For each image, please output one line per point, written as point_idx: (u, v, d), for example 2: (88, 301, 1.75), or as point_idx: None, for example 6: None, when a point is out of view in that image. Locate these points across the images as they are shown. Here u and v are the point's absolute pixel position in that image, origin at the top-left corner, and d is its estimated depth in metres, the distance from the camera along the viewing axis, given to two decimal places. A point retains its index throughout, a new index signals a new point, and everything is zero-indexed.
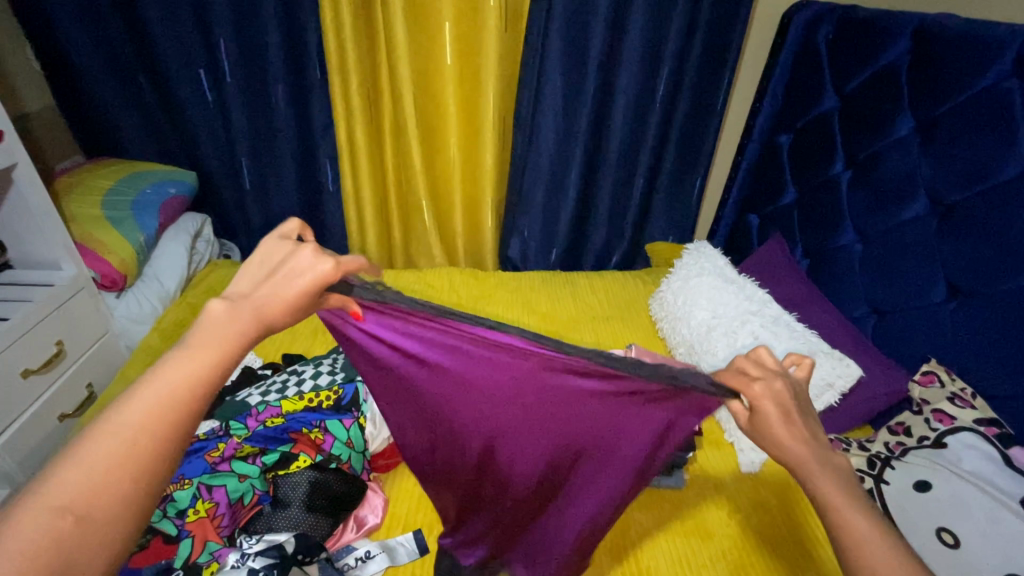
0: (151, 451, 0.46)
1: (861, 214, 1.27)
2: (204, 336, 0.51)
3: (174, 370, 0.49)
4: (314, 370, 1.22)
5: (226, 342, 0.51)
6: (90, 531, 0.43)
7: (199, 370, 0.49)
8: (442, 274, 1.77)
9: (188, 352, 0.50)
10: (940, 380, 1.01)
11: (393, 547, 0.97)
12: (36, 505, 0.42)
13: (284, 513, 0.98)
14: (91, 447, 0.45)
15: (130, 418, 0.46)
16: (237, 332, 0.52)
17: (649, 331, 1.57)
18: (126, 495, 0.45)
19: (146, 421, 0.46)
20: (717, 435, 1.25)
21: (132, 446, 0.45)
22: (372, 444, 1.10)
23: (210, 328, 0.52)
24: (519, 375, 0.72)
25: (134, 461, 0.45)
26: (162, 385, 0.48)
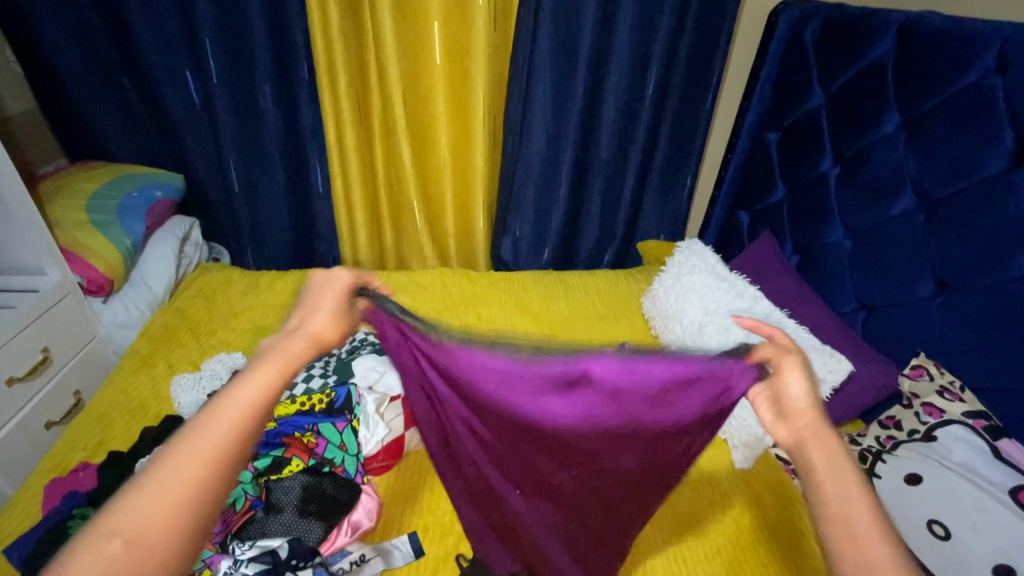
0: (199, 476, 0.50)
1: (849, 210, 1.29)
2: (262, 365, 0.57)
3: (226, 404, 0.54)
4: (307, 374, 1.23)
5: (280, 370, 0.57)
6: (141, 551, 0.46)
7: (248, 402, 0.54)
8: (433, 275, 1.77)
9: (245, 381, 0.56)
10: (929, 374, 1.03)
11: (388, 550, 0.96)
12: (98, 529, 0.46)
13: (276, 518, 0.95)
14: (154, 474, 0.49)
15: (189, 447, 0.51)
16: (292, 357, 0.59)
17: (642, 329, 1.57)
18: (174, 522, 0.48)
19: (198, 451, 0.51)
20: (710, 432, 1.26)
21: (190, 471, 0.50)
22: (366, 447, 1.08)
23: (269, 357, 0.59)
24: (538, 415, 0.73)
25: (185, 487, 0.49)
26: (217, 415, 0.53)
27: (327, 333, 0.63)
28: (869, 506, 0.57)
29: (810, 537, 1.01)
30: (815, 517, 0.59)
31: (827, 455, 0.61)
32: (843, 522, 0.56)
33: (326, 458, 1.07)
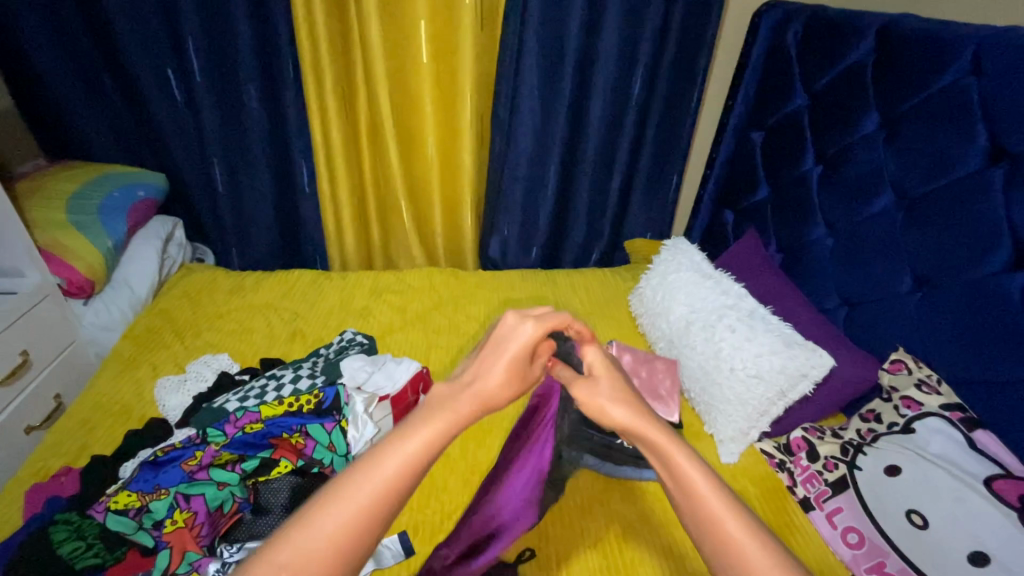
0: (362, 518, 0.46)
1: (831, 209, 1.31)
2: (434, 406, 0.54)
3: (393, 454, 0.49)
4: (294, 374, 1.22)
5: (457, 414, 0.53)
6: None
7: (411, 453, 0.49)
8: (421, 274, 1.76)
9: (422, 420, 0.52)
10: (908, 368, 1.05)
11: (378, 550, 0.95)
12: (273, 555, 0.44)
13: (264, 520, 0.96)
14: (329, 507, 0.46)
15: (358, 494, 0.47)
16: (464, 407, 0.54)
17: (630, 326, 1.58)
18: (332, 559, 0.45)
19: (375, 488, 0.47)
20: (697, 428, 1.28)
21: (352, 515, 0.46)
22: (355, 447, 1.08)
23: (438, 400, 0.55)
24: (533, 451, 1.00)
25: (351, 524, 0.46)
26: (399, 453, 0.49)
27: (497, 386, 0.57)
28: (710, 489, 0.53)
29: (796, 534, 1.03)
30: (681, 517, 0.54)
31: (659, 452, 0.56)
32: (702, 513, 0.52)
33: (315, 458, 1.05)
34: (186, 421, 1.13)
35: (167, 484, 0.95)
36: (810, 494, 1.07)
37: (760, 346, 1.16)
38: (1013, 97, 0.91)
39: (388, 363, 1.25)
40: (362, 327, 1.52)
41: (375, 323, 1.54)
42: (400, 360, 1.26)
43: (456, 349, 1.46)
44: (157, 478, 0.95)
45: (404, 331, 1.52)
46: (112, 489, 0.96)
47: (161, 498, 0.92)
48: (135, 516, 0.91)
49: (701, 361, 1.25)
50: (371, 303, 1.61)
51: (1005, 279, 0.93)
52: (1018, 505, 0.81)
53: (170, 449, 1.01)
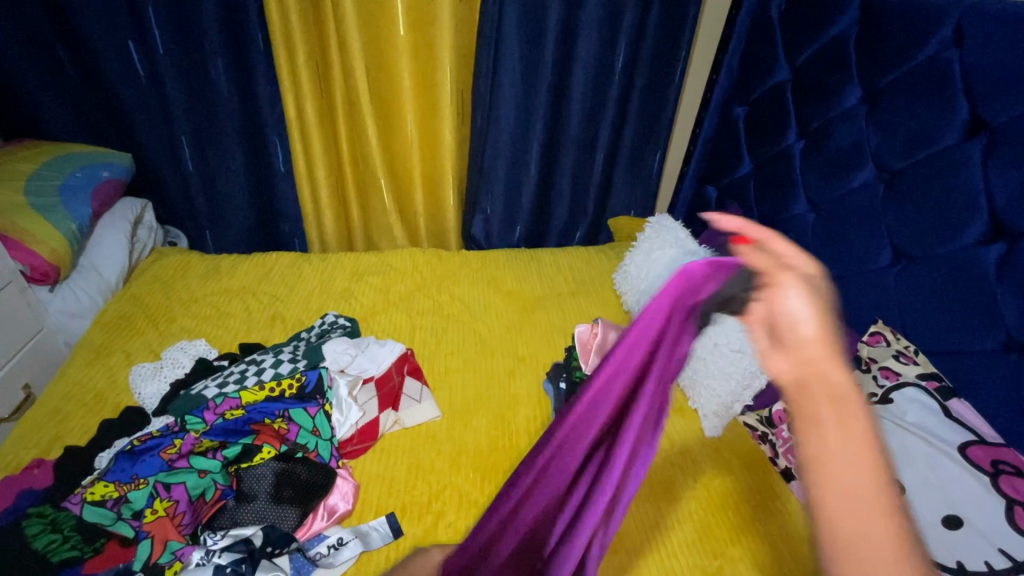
0: None
1: (813, 183, 1.32)
2: None
3: None
4: (275, 359, 1.19)
5: None
6: None
7: None
8: (403, 255, 1.72)
9: None
10: (886, 340, 1.07)
11: (365, 532, 0.93)
12: None
13: (251, 506, 0.93)
14: None
15: None
16: None
17: (614, 305, 1.58)
18: None
19: None
20: (681, 403, 1.30)
21: None
22: (339, 431, 1.09)
23: None
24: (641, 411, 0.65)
25: None
26: None
27: None
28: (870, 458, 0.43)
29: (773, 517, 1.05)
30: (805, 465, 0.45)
31: (830, 391, 0.45)
32: (838, 472, 0.42)
33: (299, 446, 1.04)
34: (164, 408, 1.10)
35: (144, 473, 0.92)
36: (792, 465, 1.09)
37: None
38: (992, 67, 0.92)
39: (371, 346, 1.25)
40: (345, 310, 1.49)
41: (356, 306, 1.51)
42: (383, 342, 1.26)
43: (441, 331, 1.44)
44: (134, 467, 0.92)
45: (387, 313, 1.49)
46: (87, 480, 0.93)
47: (138, 488, 0.90)
48: (113, 506, 0.88)
49: None
50: (353, 286, 1.58)
51: (981, 250, 0.94)
52: (990, 470, 0.84)
53: (147, 437, 0.98)
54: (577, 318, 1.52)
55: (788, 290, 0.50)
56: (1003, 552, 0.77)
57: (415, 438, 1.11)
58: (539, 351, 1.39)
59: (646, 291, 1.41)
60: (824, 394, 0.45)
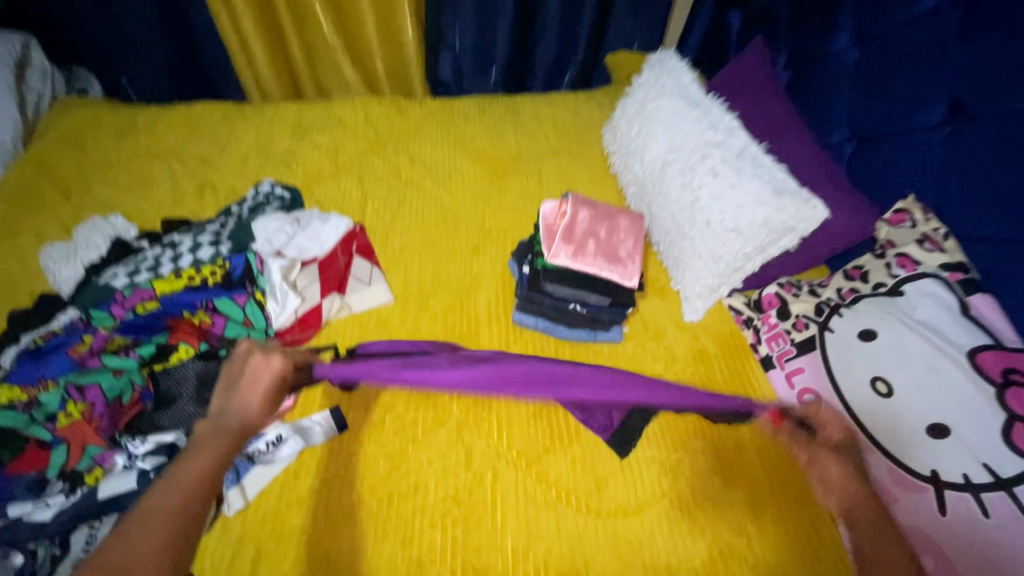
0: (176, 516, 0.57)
1: (867, 8, 1.02)
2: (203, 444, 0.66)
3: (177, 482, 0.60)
4: (194, 242, 1.01)
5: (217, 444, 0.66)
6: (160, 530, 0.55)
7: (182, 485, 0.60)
8: (355, 105, 1.47)
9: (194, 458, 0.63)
10: (912, 220, 0.91)
11: (306, 428, 0.88)
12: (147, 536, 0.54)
13: (174, 411, 0.82)
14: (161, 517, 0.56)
15: (156, 511, 0.57)
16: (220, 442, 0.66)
17: (600, 168, 1.36)
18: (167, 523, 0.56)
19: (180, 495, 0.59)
20: (662, 283, 1.16)
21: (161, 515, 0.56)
22: (277, 320, 0.95)
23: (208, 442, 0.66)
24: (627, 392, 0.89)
25: (174, 514, 0.57)
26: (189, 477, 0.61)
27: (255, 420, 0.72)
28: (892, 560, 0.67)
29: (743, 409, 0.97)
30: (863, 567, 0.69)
31: (856, 499, 0.74)
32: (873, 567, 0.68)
33: (225, 340, 0.92)
34: (74, 298, 0.96)
35: (53, 374, 0.82)
36: (774, 352, 1.01)
37: (745, 196, 0.97)
38: None
39: (313, 224, 1.11)
40: (285, 176, 1.28)
41: (298, 171, 1.30)
42: (327, 218, 1.12)
43: (399, 200, 1.26)
44: (41, 369, 0.82)
45: (335, 179, 1.29)
46: None
47: (49, 390, 0.80)
48: (25, 410, 0.79)
49: (674, 212, 1.09)
50: (296, 146, 1.35)
51: None
52: (999, 380, 0.73)
53: (52, 337, 0.87)
54: (554, 184, 1.31)
55: (812, 449, 0.81)
56: (986, 467, 0.70)
57: (365, 325, 1.04)
58: (506, 224, 1.22)
59: (637, 152, 1.20)
60: (872, 522, 0.71)
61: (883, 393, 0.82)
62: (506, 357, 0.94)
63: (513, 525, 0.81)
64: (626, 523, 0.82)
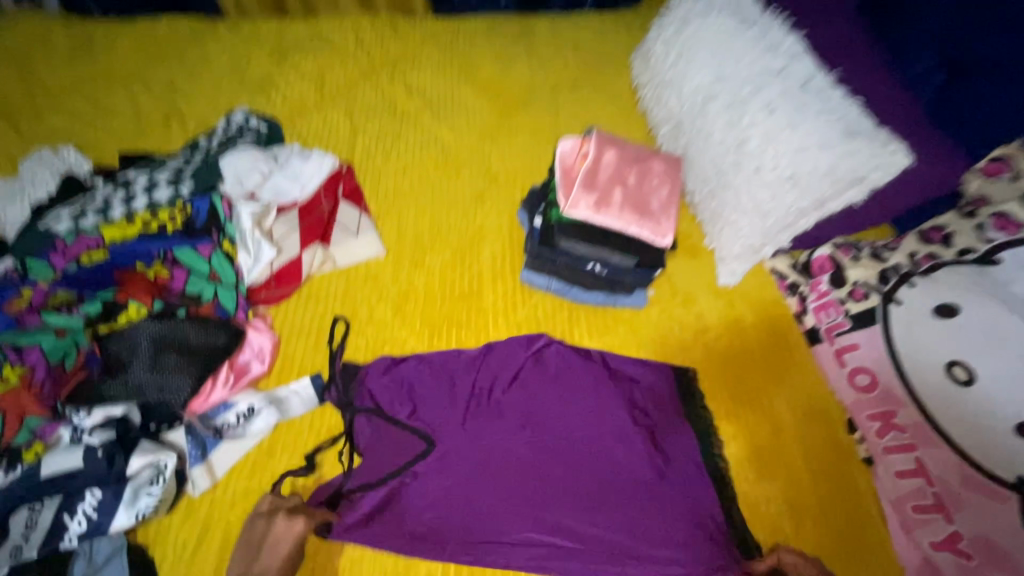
0: None
1: None
2: None
3: None
4: (150, 181, 0.86)
5: None
6: None
7: None
8: (345, 23, 1.28)
9: None
10: (1014, 172, 0.74)
11: (283, 398, 0.78)
12: None
13: (122, 380, 0.71)
14: None
15: None
16: None
17: (627, 104, 1.17)
18: None
19: None
20: (694, 241, 1.00)
21: None
22: (250, 274, 0.82)
23: None
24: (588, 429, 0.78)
25: None
26: None
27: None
28: None
29: (779, 387, 0.85)
30: None
31: None
32: None
33: (186, 298, 0.80)
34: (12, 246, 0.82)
35: None
36: (821, 324, 0.87)
37: (807, 138, 0.80)
38: None
39: (292, 162, 0.94)
40: (263, 106, 1.11)
41: (278, 101, 1.13)
42: (308, 154, 0.96)
43: (393, 137, 1.09)
44: None
45: (319, 111, 1.12)
46: None
47: None
48: None
49: (716, 154, 0.93)
50: (276, 71, 1.17)
51: None
52: None
53: None
54: (573, 121, 1.13)
55: None
56: None
57: (352, 280, 0.91)
58: (516, 167, 1.06)
59: (673, 84, 1.02)
60: None
61: (961, 380, 0.68)
62: (475, 402, 0.79)
63: (513, 514, 0.71)
64: (643, 517, 0.72)
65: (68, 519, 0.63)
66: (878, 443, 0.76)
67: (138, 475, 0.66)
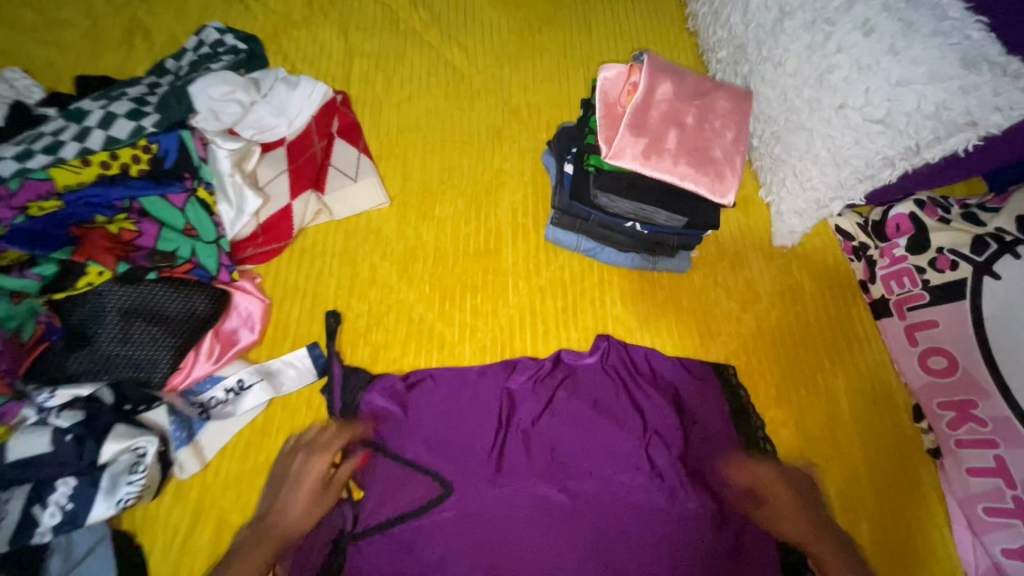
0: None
1: None
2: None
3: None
4: (105, 112, 0.72)
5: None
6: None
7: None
8: None
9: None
10: None
11: (275, 372, 0.69)
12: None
13: (88, 351, 0.63)
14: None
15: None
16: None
17: (672, 22, 0.99)
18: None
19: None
20: (747, 192, 0.87)
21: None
22: (234, 227, 0.72)
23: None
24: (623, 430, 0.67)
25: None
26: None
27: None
28: None
29: (835, 366, 0.75)
30: None
31: None
32: None
33: (158, 257, 0.68)
34: None
35: None
36: (892, 295, 0.75)
37: (911, 69, 0.63)
38: None
39: (277, 90, 0.80)
40: (242, 19, 0.94)
41: (259, 15, 0.95)
42: (294, 81, 0.81)
43: (395, 59, 0.92)
44: None
45: (308, 27, 0.95)
46: None
47: None
48: None
49: (787, 87, 0.75)
50: None
51: None
52: None
53: None
54: (608, 42, 0.95)
55: None
56: None
57: (352, 235, 0.79)
58: (540, 98, 0.90)
59: None
60: None
61: None
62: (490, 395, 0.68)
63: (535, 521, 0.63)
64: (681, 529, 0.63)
65: (40, 512, 0.56)
66: (949, 435, 0.67)
67: (116, 461, 0.59)
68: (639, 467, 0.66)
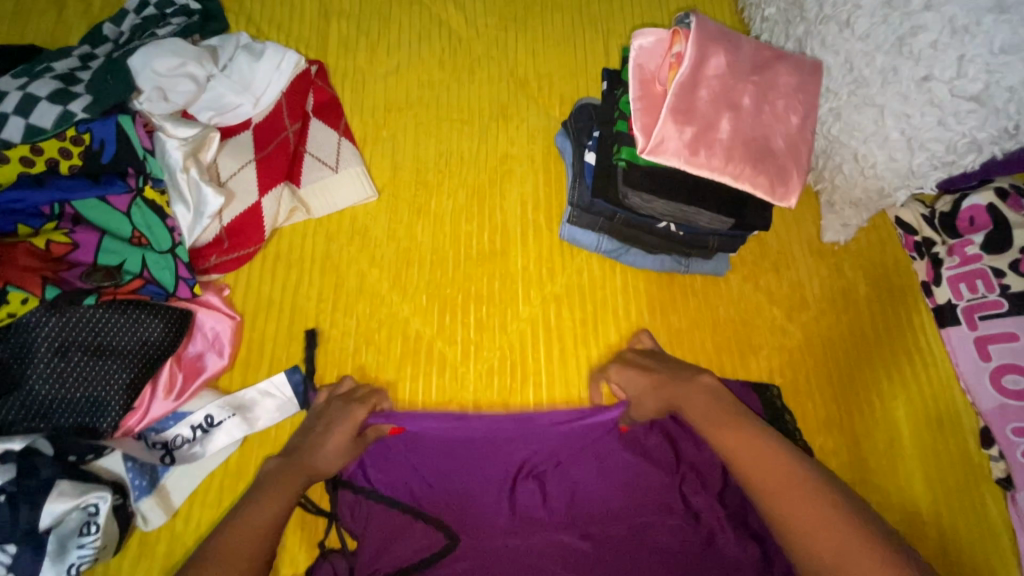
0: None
1: None
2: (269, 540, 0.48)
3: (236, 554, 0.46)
4: (25, 93, 0.59)
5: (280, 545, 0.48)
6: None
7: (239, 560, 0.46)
8: None
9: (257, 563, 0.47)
10: None
11: (249, 403, 0.59)
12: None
13: (20, 396, 0.53)
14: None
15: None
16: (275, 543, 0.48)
17: None
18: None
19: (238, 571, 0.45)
20: None
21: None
22: (195, 231, 0.60)
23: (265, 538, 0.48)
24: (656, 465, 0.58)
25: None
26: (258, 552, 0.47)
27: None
28: None
29: (893, 384, 0.65)
30: None
31: None
32: None
33: (98, 275, 0.57)
34: None
35: None
36: (962, 300, 0.65)
37: None
38: None
39: (238, 61, 0.67)
40: None
41: None
42: (258, 50, 0.68)
43: (380, 19, 0.78)
44: None
45: None
46: None
47: None
48: None
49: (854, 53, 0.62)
50: None
51: None
52: None
53: None
54: None
55: None
56: None
57: (335, 236, 0.67)
58: (552, 66, 0.76)
59: None
60: None
61: None
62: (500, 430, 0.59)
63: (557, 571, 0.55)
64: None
65: None
66: None
67: (66, 520, 0.50)
68: (672, 507, 0.58)
